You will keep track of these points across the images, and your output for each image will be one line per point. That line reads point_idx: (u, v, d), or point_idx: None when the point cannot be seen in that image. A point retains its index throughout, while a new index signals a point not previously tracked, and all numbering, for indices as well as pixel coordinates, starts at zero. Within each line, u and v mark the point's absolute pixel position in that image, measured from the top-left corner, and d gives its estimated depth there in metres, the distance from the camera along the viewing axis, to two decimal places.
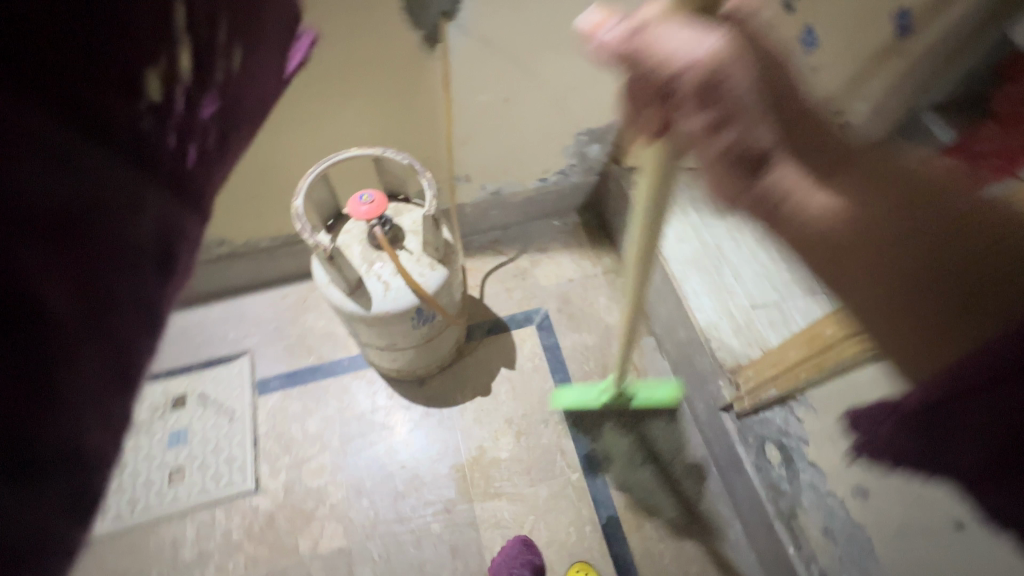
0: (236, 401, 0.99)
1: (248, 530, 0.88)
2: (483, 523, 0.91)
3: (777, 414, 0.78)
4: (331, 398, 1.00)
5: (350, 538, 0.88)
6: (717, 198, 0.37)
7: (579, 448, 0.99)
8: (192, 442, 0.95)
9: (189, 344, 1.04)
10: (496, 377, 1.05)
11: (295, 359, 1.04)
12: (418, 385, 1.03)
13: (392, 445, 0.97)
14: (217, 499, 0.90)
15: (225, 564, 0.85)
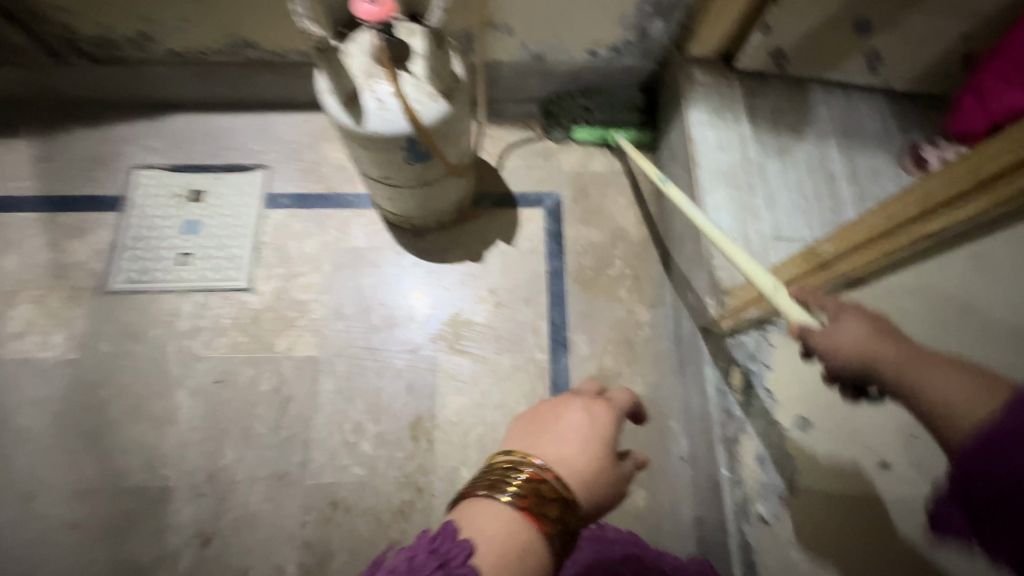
0: (245, 207, 1.04)
1: (235, 320, 0.96)
2: (442, 373, 0.95)
3: (751, 337, 0.73)
4: (332, 228, 1.03)
5: (322, 351, 0.95)
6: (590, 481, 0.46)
7: (553, 333, 0.99)
8: (202, 233, 1.02)
9: (214, 145, 1.08)
10: (490, 247, 1.04)
11: (306, 182, 1.07)
12: (414, 237, 1.04)
13: (377, 284, 1.00)
14: (214, 287, 0.98)
15: (211, 343, 0.95)
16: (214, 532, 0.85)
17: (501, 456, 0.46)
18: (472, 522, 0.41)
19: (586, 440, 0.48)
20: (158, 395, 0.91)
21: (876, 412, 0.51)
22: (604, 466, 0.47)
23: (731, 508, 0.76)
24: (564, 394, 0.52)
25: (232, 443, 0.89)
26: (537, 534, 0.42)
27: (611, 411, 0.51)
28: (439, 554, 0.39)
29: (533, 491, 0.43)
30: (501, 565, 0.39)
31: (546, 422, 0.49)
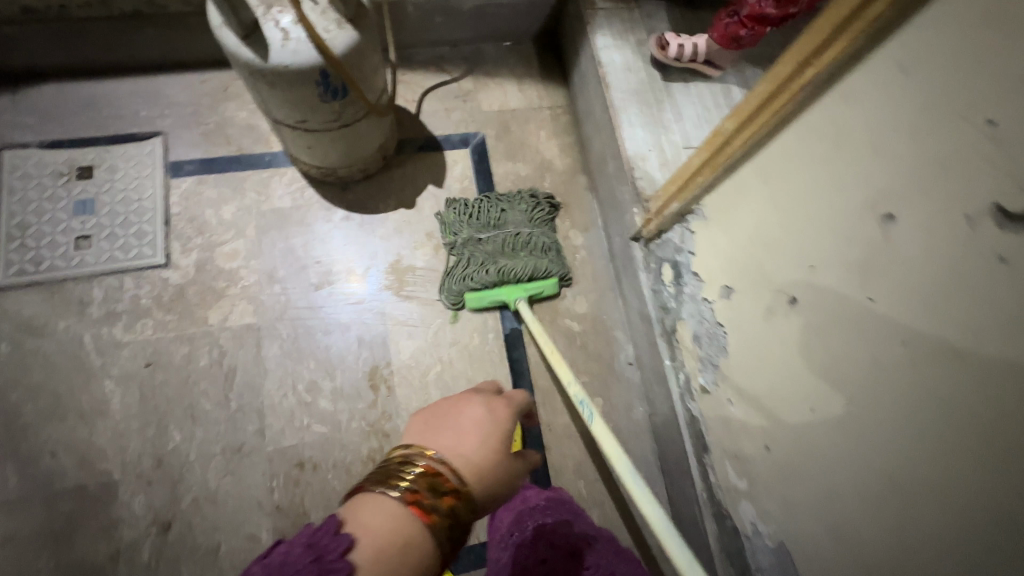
0: (146, 179, 0.95)
1: (156, 299, 0.89)
2: (391, 321, 0.95)
3: (676, 232, 0.80)
4: (249, 190, 0.98)
5: (260, 317, 0.91)
6: (489, 468, 0.44)
7: None
8: (100, 212, 0.92)
9: (96, 116, 0.98)
10: (421, 193, 1.03)
11: (213, 146, 0.99)
12: (341, 191, 1.01)
13: (309, 242, 0.97)
14: (126, 268, 0.90)
15: (133, 325, 0.88)
16: (174, 516, 0.81)
17: (398, 448, 0.43)
18: (359, 516, 0.38)
19: (486, 427, 0.45)
20: (81, 388, 0.84)
21: (777, 260, 0.58)
22: (501, 460, 0.44)
23: (677, 390, 0.84)
24: (463, 391, 0.50)
25: (177, 423, 0.84)
26: (425, 530, 0.38)
27: (512, 404, 0.49)
28: (316, 547, 0.35)
29: (423, 498, 0.39)
30: (383, 565, 0.36)
31: (442, 417, 0.46)
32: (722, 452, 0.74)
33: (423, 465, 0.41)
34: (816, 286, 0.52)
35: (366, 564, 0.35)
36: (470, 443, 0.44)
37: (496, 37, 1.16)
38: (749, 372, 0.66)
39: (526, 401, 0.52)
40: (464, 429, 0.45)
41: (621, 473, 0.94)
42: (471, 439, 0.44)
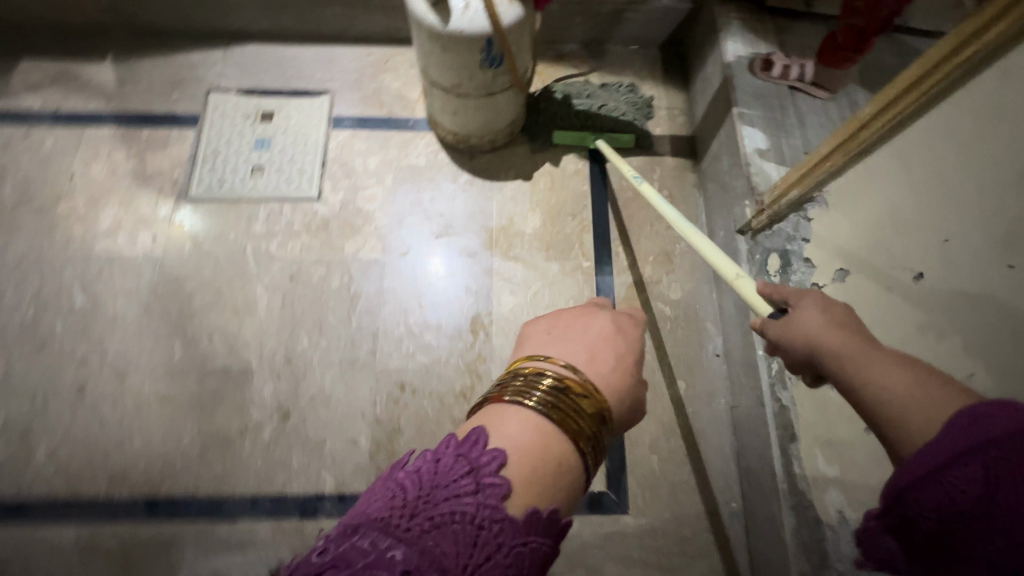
0: (313, 128, 1.13)
1: (306, 226, 1.05)
2: (497, 276, 1.04)
3: (790, 221, 0.82)
4: (393, 147, 1.12)
5: (386, 255, 1.04)
6: (617, 397, 0.51)
7: (597, 244, 1.07)
8: (274, 150, 1.10)
9: (282, 73, 1.17)
10: (538, 169, 1.13)
11: (368, 108, 1.15)
12: (468, 158, 1.13)
13: (434, 198, 1.09)
14: (287, 197, 1.07)
15: (286, 245, 1.03)
16: (293, 408, 0.93)
17: (528, 359, 0.51)
18: (503, 428, 0.45)
19: (612, 350, 0.54)
20: (238, 289, 1.00)
21: (908, 242, 0.59)
22: (628, 380, 0.53)
23: (768, 380, 0.85)
24: (587, 308, 0.59)
25: (307, 331, 0.98)
26: (565, 443, 0.45)
27: (634, 330, 0.58)
28: (469, 458, 0.42)
29: (564, 403, 0.46)
30: (534, 471, 0.42)
31: (567, 334, 0.55)
32: (813, 440, 0.74)
33: (557, 373, 0.49)
34: (950, 266, 0.54)
35: (520, 469, 0.42)
36: (589, 364, 0.52)
37: (624, 40, 1.25)
38: None
39: (633, 335, 0.57)
40: (588, 352, 0.53)
41: (695, 457, 0.95)
42: (592, 365, 0.52)
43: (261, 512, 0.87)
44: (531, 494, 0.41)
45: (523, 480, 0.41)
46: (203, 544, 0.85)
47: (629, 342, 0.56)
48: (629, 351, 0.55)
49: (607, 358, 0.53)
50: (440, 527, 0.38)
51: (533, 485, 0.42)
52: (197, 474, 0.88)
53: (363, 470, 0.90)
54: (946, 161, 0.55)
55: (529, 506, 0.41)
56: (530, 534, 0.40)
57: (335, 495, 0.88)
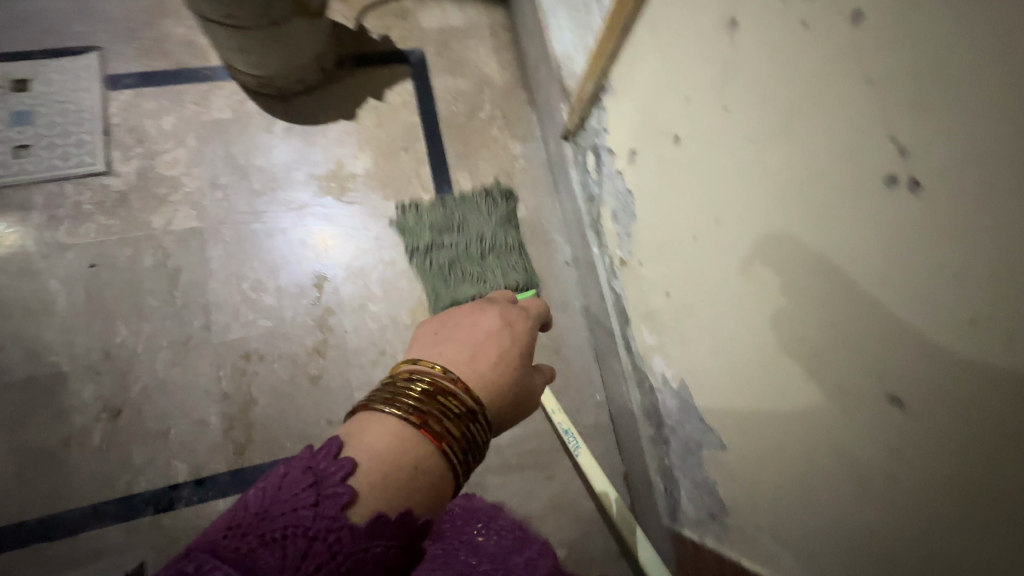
0: (84, 92, 0.97)
1: (99, 204, 0.92)
2: (334, 224, 0.98)
3: (594, 115, 0.84)
4: (189, 102, 1.00)
5: (204, 221, 0.95)
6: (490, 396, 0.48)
7: (436, 175, 1.05)
8: (38, 123, 0.94)
9: (30, 31, 0.98)
10: (362, 106, 1.06)
11: (150, 60, 1.01)
12: (282, 103, 1.03)
13: (250, 152, 0.99)
14: (67, 175, 0.92)
15: (78, 229, 0.91)
16: (123, 403, 0.84)
17: (408, 364, 0.47)
18: (361, 434, 0.42)
19: (496, 347, 0.50)
20: (28, 288, 0.87)
21: (665, 107, 0.63)
22: (513, 375, 0.49)
23: (604, 274, 0.90)
24: (476, 305, 0.54)
25: (124, 319, 0.88)
26: (422, 448, 0.42)
27: (526, 323, 0.53)
28: (319, 470, 0.39)
29: (431, 406, 0.43)
30: (382, 471, 0.40)
31: (453, 332, 0.51)
32: (639, 317, 0.80)
33: (432, 379, 0.45)
34: (693, 120, 0.57)
35: (369, 477, 0.39)
36: (463, 370, 0.47)
37: None
38: (653, 230, 0.71)
39: (517, 328, 0.52)
40: (466, 358, 0.48)
41: (559, 362, 0.99)
42: (466, 369, 0.47)
43: (107, 517, 0.80)
44: (378, 499, 0.39)
45: (372, 486, 0.39)
46: (43, 565, 0.77)
47: (513, 339, 0.51)
48: (512, 350, 0.50)
49: (482, 362, 0.48)
50: (271, 546, 0.36)
51: (382, 486, 0.39)
52: (20, 496, 0.79)
53: (218, 448, 0.85)
54: (687, 23, 0.56)
55: (376, 511, 0.38)
56: (373, 539, 0.38)
57: (192, 480, 0.83)
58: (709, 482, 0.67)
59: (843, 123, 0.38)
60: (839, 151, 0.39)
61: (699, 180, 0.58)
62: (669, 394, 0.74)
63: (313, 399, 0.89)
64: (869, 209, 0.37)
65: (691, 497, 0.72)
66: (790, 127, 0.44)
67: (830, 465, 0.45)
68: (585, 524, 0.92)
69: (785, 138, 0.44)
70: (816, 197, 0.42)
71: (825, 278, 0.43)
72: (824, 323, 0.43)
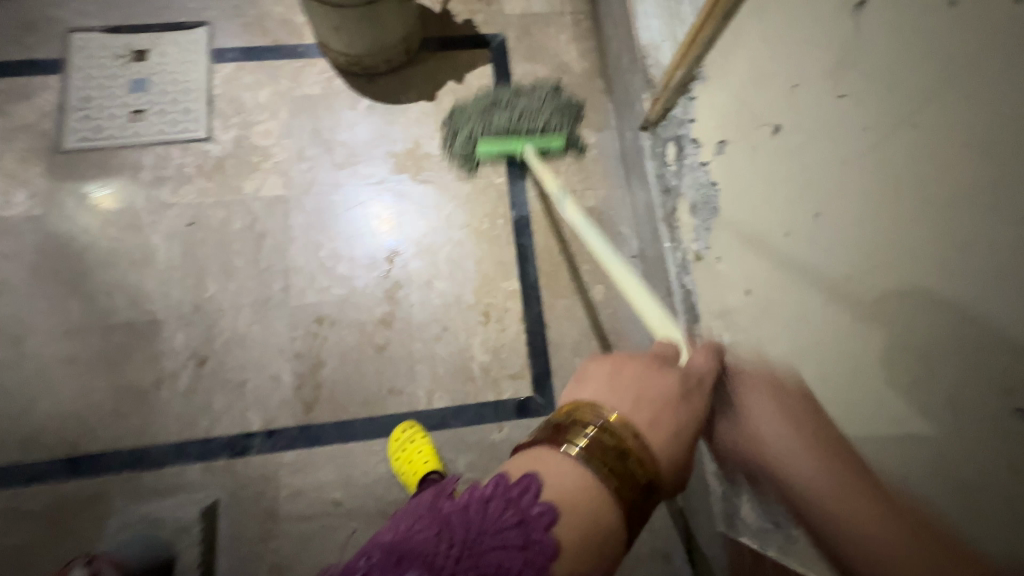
0: (192, 64, 1.05)
1: (200, 168, 0.99)
2: (408, 200, 1.01)
3: (680, 105, 0.82)
4: (284, 77, 1.06)
5: (290, 190, 1.00)
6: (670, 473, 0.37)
7: (508, 159, 1.05)
8: (152, 91, 1.03)
9: (150, 7, 1.07)
10: (442, 88, 1.08)
11: (251, 37, 1.07)
12: (367, 82, 1.07)
13: (335, 127, 1.04)
14: (174, 139, 1.00)
15: (180, 190, 0.98)
16: (209, 353, 0.91)
17: (587, 409, 0.37)
18: (553, 475, 0.35)
19: (679, 415, 0.39)
20: (134, 241, 0.95)
21: (765, 96, 0.60)
22: (692, 453, 0.39)
23: (674, 269, 0.88)
24: (652, 358, 0.43)
25: (213, 276, 0.94)
26: (610, 506, 0.34)
27: (704, 388, 0.43)
28: (518, 508, 0.33)
29: (620, 471, 0.35)
30: (587, 537, 0.33)
31: (630, 379, 0.40)
32: (711, 315, 0.77)
33: (617, 435, 0.36)
34: (798, 108, 0.55)
35: (574, 531, 0.33)
36: (644, 432, 0.37)
37: None
38: (737, 224, 0.68)
39: (696, 392, 0.42)
40: (646, 425, 0.37)
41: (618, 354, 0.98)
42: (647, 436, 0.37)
43: (189, 456, 0.86)
44: (583, 558, 0.32)
45: (573, 541, 0.33)
46: (133, 495, 0.84)
47: (695, 404, 0.41)
48: (691, 422, 0.40)
49: (664, 434, 0.38)
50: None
51: (586, 551, 0.33)
52: (117, 430, 0.87)
53: (288, 405, 0.90)
54: (802, 10, 0.54)
55: (580, 573, 0.32)
56: None
57: (264, 432, 0.88)
58: (778, 492, 0.64)
59: (978, 112, 0.35)
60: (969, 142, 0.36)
61: (800, 173, 0.55)
62: None
63: (377, 367, 0.93)
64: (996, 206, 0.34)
65: (755, 506, 0.70)
66: (917, 117, 0.41)
67: (931, 482, 0.42)
68: None
69: (911, 129, 0.41)
70: (937, 192, 0.39)
71: (942, 279, 0.39)
72: (935, 325, 0.40)
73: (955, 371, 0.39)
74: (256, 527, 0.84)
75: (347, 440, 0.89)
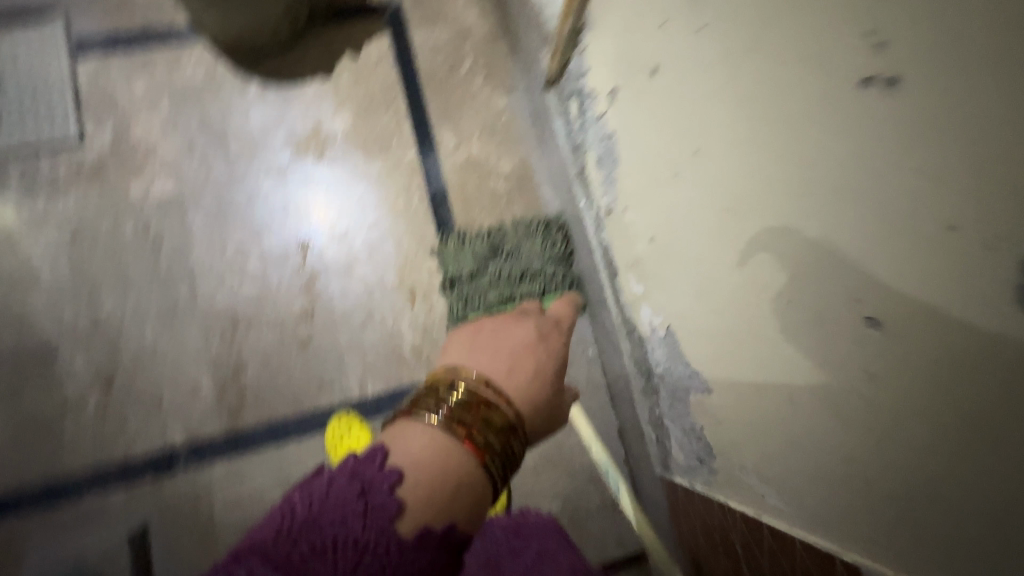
0: (50, 59, 0.94)
1: (76, 175, 0.91)
2: (316, 185, 0.96)
3: (574, 57, 0.80)
4: (159, 65, 0.97)
5: (183, 188, 0.93)
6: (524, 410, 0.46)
7: (417, 131, 1.01)
8: (7, 93, 0.92)
9: None
10: (338, 63, 1.02)
11: (115, 23, 0.97)
12: (254, 63, 1.00)
13: (225, 116, 0.97)
14: (42, 145, 0.91)
15: (57, 201, 0.90)
16: (116, 371, 0.85)
17: (447, 374, 0.47)
18: (404, 442, 0.42)
19: (532, 362, 0.49)
20: (13, 261, 0.87)
21: (642, 36, 0.59)
22: (547, 392, 0.48)
23: (591, 226, 0.88)
24: (510, 316, 0.53)
25: (109, 289, 0.88)
26: (468, 457, 0.41)
27: (558, 337, 0.52)
28: (364, 478, 0.39)
29: (471, 416, 0.43)
30: (433, 488, 0.39)
31: (487, 341, 0.49)
32: (626, 267, 0.78)
33: (471, 389, 0.45)
34: (671, 43, 0.53)
35: (415, 487, 0.39)
36: (495, 382, 0.46)
37: None
38: (636, 171, 0.67)
39: (548, 341, 0.51)
40: (496, 372, 0.47)
41: None
42: (499, 385, 0.46)
43: (109, 482, 0.81)
44: (428, 509, 0.39)
45: (419, 495, 0.39)
46: (52, 531, 0.79)
47: (546, 352, 0.50)
48: (544, 368, 0.49)
49: (518, 382, 0.47)
50: (324, 556, 0.36)
51: (433, 500, 0.39)
52: (22, 466, 0.80)
53: (212, 413, 0.86)
54: None
55: (421, 523, 0.38)
56: (420, 550, 0.38)
57: (189, 444, 0.84)
58: (697, 429, 0.66)
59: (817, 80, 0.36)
60: (791, 88, 0.39)
61: (669, 120, 0.56)
62: (657, 343, 0.73)
63: (303, 362, 0.90)
64: (818, 144, 0.37)
65: (681, 445, 0.72)
66: (749, 64, 0.42)
67: (785, 398, 0.48)
68: (580, 478, 0.93)
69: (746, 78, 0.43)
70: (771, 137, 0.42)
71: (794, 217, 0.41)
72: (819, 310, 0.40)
73: (795, 299, 0.43)
74: (194, 543, 0.81)
75: (280, 441, 0.86)
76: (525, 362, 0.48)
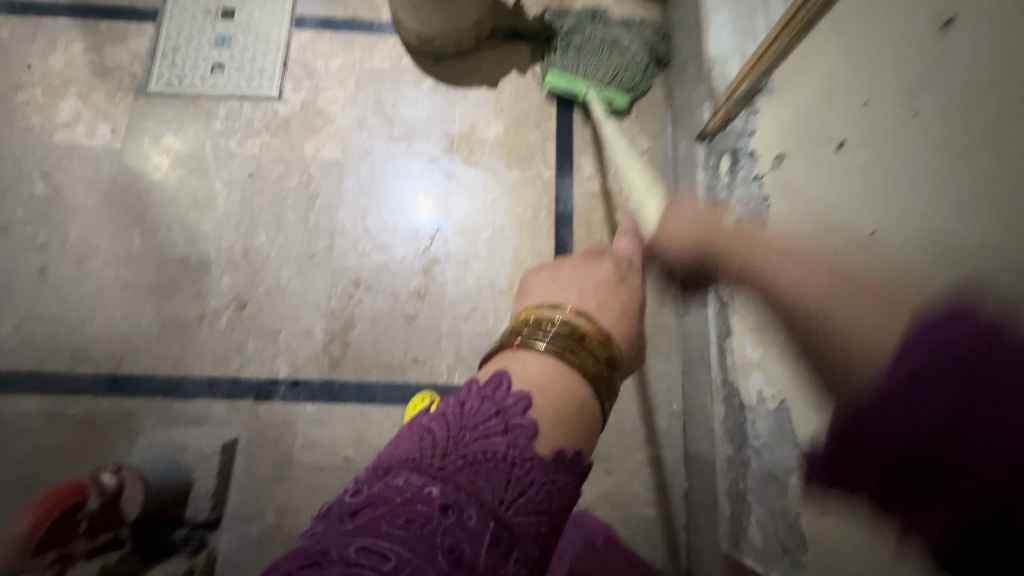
0: (275, 27, 1.10)
1: (267, 124, 1.05)
2: (458, 180, 1.04)
3: (741, 117, 0.81)
4: (357, 49, 1.10)
5: (346, 155, 1.04)
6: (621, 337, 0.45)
7: (559, 153, 1.07)
8: (234, 47, 1.09)
9: None
10: (505, 77, 1.11)
11: (333, 8, 1.12)
12: (434, 63, 1.11)
13: (397, 103, 1.08)
14: (248, 94, 1.06)
15: (246, 142, 1.03)
16: (250, 298, 0.95)
17: (539, 309, 0.43)
18: (520, 366, 0.39)
19: (620, 299, 0.47)
20: (198, 183, 1.01)
21: (832, 112, 0.60)
22: (635, 327, 0.47)
23: (712, 281, 0.87)
24: (586, 257, 0.52)
25: (264, 226, 0.99)
26: (581, 381, 0.39)
27: (633, 275, 0.52)
28: (496, 400, 0.36)
29: (577, 342, 0.40)
30: (558, 406, 0.37)
31: (569, 281, 0.48)
32: (744, 329, 0.76)
33: (571, 319, 0.42)
34: (868, 121, 0.54)
35: (546, 407, 0.37)
36: (591, 310, 0.45)
37: None
38: (783, 237, 0.67)
39: (628, 286, 0.50)
40: (590, 302, 0.46)
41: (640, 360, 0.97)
42: (598, 313, 0.45)
43: (217, 392, 0.90)
44: (560, 431, 0.36)
45: (550, 414, 0.36)
46: (162, 419, 0.89)
47: (631, 290, 0.49)
48: (629, 305, 0.48)
49: (614, 324, 0.45)
50: (476, 468, 0.33)
51: (558, 422, 0.36)
52: (156, 357, 0.92)
53: (316, 358, 0.93)
54: (883, 30, 0.54)
55: (556, 445, 0.36)
56: (558, 472, 0.35)
57: (289, 380, 0.92)
58: (790, 515, 0.63)
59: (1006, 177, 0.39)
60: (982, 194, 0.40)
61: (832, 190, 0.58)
62: (762, 414, 0.71)
63: (405, 336, 0.95)
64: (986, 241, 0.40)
65: (763, 527, 0.68)
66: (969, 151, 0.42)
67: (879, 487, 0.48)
68: (633, 529, 0.90)
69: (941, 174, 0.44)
70: (950, 235, 0.43)
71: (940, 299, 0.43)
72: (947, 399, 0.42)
73: None
74: (269, 471, 0.87)
75: (366, 402, 0.92)
76: (610, 304, 0.46)
